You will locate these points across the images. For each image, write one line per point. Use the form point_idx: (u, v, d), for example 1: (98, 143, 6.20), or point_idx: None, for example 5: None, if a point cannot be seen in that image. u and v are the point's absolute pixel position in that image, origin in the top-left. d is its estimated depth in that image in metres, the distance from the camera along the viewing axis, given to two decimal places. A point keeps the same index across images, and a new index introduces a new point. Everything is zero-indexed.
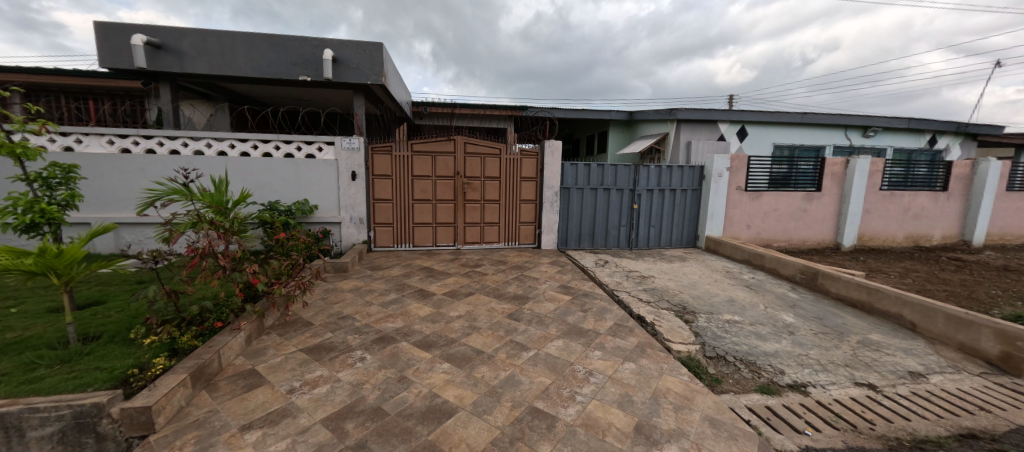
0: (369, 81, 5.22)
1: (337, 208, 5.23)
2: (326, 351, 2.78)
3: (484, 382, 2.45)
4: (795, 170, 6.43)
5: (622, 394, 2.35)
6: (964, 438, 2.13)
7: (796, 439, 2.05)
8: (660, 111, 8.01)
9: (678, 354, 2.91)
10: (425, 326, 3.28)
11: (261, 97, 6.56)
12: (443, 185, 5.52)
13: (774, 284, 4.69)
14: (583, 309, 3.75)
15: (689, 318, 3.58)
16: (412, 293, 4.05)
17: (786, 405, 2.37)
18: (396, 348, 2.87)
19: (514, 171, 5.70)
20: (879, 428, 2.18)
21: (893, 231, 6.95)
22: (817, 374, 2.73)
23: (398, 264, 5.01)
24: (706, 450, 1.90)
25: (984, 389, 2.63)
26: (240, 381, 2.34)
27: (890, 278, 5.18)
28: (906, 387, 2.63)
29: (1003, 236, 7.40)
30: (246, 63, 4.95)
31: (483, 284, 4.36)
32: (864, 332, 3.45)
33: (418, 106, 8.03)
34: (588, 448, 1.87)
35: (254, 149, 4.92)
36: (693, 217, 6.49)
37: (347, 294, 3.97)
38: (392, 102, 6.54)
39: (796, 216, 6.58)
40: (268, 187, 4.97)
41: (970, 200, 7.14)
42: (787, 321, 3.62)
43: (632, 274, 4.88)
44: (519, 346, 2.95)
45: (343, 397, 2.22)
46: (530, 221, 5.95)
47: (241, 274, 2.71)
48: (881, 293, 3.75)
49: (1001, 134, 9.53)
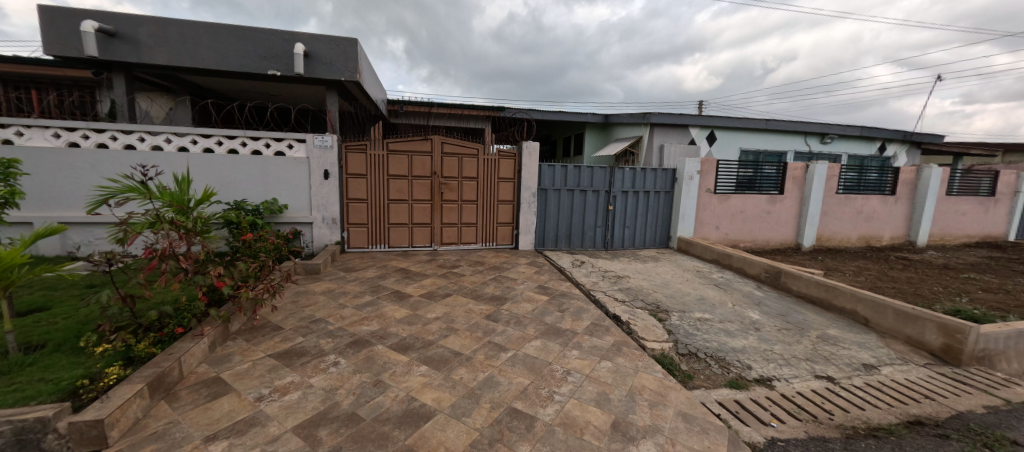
0: (342, 78, 5.07)
1: (309, 208, 5.05)
2: (298, 357, 2.68)
3: (463, 384, 2.43)
4: (760, 174, 6.73)
5: (600, 393, 2.39)
6: (913, 424, 2.30)
7: (762, 431, 2.16)
8: (634, 115, 8.22)
9: (653, 352, 3.00)
10: (402, 328, 3.23)
11: (226, 90, 6.23)
12: (420, 185, 5.43)
13: (741, 283, 4.89)
14: (560, 309, 3.78)
15: (663, 316, 3.69)
16: (387, 295, 3.97)
17: (754, 398, 2.49)
18: (371, 351, 2.81)
19: (491, 171, 5.68)
20: (837, 418, 2.32)
21: (847, 232, 7.41)
22: (782, 368, 2.88)
23: (373, 265, 4.91)
24: (679, 445, 1.96)
25: (929, 379, 2.85)
26: (203, 390, 2.23)
27: (846, 276, 5.53)
28: (860, 378, 2.82)
29: (943, 236, 8.03)
30: (210, 55, 4.71)
31: (461, 285, 4.33)
32: (824, 327, 3.66)
33: (394, 104, 7.76)
34: (566, 447, 1.89)
35: (218, 145, 4.67)
36: (666, 218, 6.68)
37: (320, 297, 3.85)
38: (367, 100, 6.35)
39: (761, 218, 6.89)
40: (233, 185, 4.72)
41: (916, 203, 7.69)
42: (753, 318, 3.78)
43: (608, 274, 4.98)
44: (498, 347, 2.95)
45: (316, 404, 2.15)
46: (507, 221, 5.96)
47: (205, 277, 2.59)
48: (838, 291, 3.98)
49: (941, 142, 10.36)
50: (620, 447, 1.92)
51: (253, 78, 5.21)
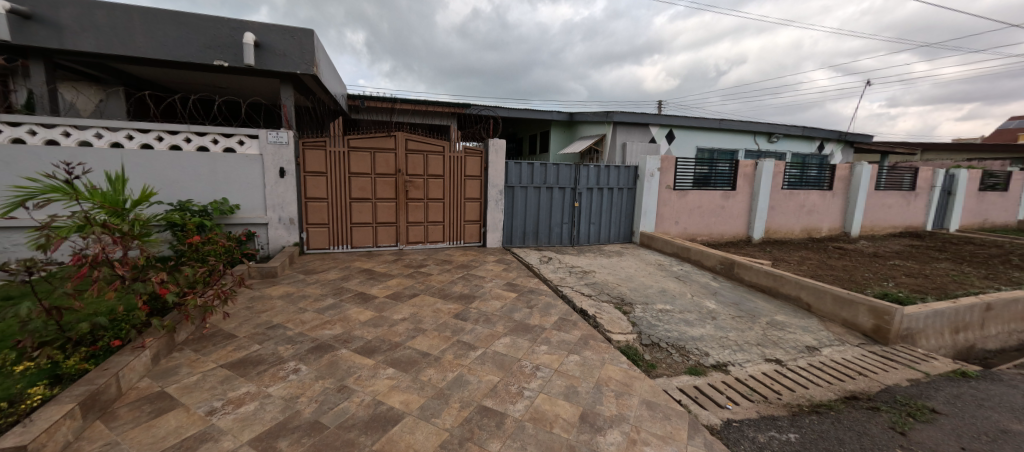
0: (298, 70, 4.82)
1: (263, 208, 4.77)
2: (253, 365, 2.53)
3: (432, 385, 2.39)
4: (714, 171, 7.11)
5: (568, 386, 2.43)
6: (849, 399, 2.52)
7: (719, 413, 2.28)
8: (598, 113, 8.42)
9: (618, 343, 3.08)
10: (367, 330, 3.13)
11: (167, 81, 5.75)
12: (383, 183, 5.28)
13: (699, 274, 5.14)
14: (528, 305, 3.81)
15: (627, 309, 3.81)
16: (351, 297, 3.83)
17: (711, 383, 2.62)
18: (335, 356, 2.70)
19: (458, 169, 5.62)
20: (785, 397, 2.50)
21: (792, 225, 7.99)
22: (736, 354, 3.05)
23: (335, 266, 4.72)
24: (644, 432, 2.02)
25: (862, 357, 3.14)
26: (146, 407, 2.04)
27: (791, 265, 5.96)
28: (805, 359, 3.05)
29: (873, 227, 8.85)
30: (147, 43, 4.34)
31: (428, 284, 4.26)
32: (772, 313, 3.92)
33: (355, 99, 7.46)
34: (536, 441, 1.91)
35: (158, 141, 4.30)
36: (629, 213, 6.91)
37: (277, 301, 3.65)
38: (325, 94, 6.08)
39: (716, 213, 7.28)
40: (176, 185, 4.36)
41: (850, 198, 8.42)
42: (709, 307, 3.99)
43: (574, 269, 5.08)
44: (466, 345, 2.93)
45: (274, 414, 2.03)
46: (475, 219, 5.93)
47: (146, 284, 2.37)
48: (784, 279, 4.27)
49: (871, 142, 11.41)
50: (587, 437, 1.96)
51: (197, 69, 4.84)
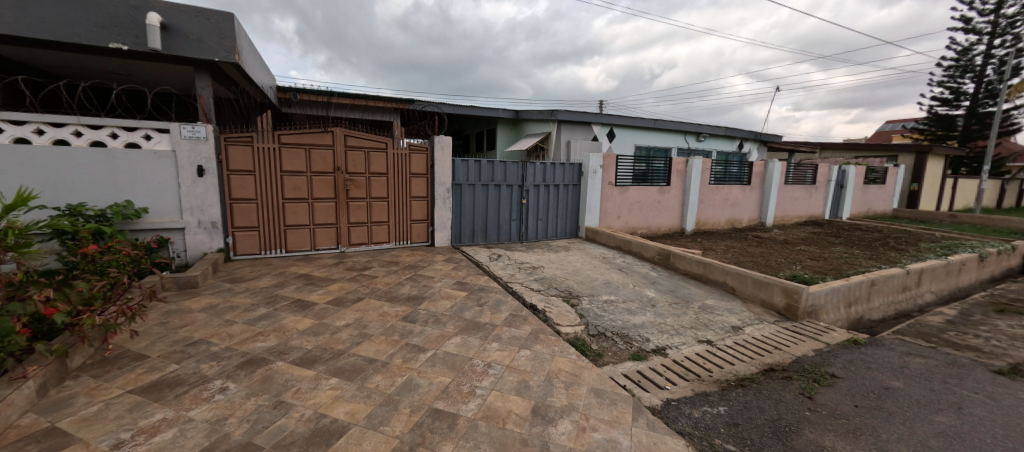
0: (216, 58, 4.36)
1: (178, 211, 4.28)
2: (170, 388, 2.24)
3: (379, 391, 2.28)
4: (651, 168, 7.60)
5: (520, 381, 2.45)
6: (768, 371, 2.82)
7: (659, 395, 2.43)
8: (542, 112, 8.60)
9: (566, 336, 3.17)
10: (306, 340, 2.92)
11: (48, 66, 4.92)
12: (321, 182, 4.97)
13: (639, 265, 5.46)
14: (479, 303, 3.80)
15: (575, 301, 3.94)
16: (287, 305, 3.55)
17: (652, 367, 2.79)
18: (269, 370, 2.48)
19: (402, 166, 5.45)
20: (715, 375, 2.73)
21: (718, 217, 8.77)
22: (673, 338, 3.28)
23: (268, 273, 4.35)
24: (593, 419, 2.10)
25: (777, 333, 3.52)
26: (27, 448, 1.71)
27: (718, 253, 6.54)
28: (731, 338, 3.35)
29: (784, 218, 10.01)
30: (18, 20, 3.68)
31: (373, 287, 4.07)
32: (703, 298, 4.27)
33: (285, 93, 6.92)
34: (489, 439, 1.89)
35: (37, 134, 3.65)
36: (574, 209, 7.15)
37: (199, 315, 3.27)
38: (250, 85, 5.58)
39: (653, 207, 7.78)
40: (64, 186, 3.73)
41: (765, 191, 9.43)
42: (649, 296, 4.26)
43: (524, 265, 5.15)
44: (416, 348, 2.84)
45: (198, 440, 1.80)
46: (423, 218, 5.79)
47: (27, 303, 2.01)
48: (713, 267, 4.67)
49: (781, 142, 12.90)
50: (539, 430, 1.98)
51: (87, 52, 4.20)
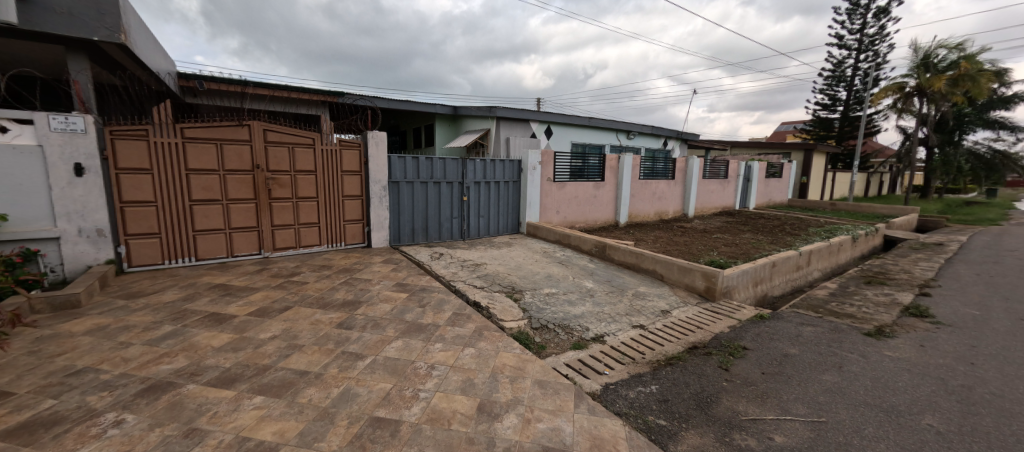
0: (95, 37, 3.74)
1: (50, 218, 3.60)
2: (44, 428, 1.86)
3: (313, 406, 2.11)
4: (586, 164, 7.98)
5: (465, 380, 2.43)
6: (693, 349, 3.11)
7: (599, 380, 2.56)
8: (481, 108, 8.60)
9: (510, 331, 3.21)
10: (224, 357, 2.62)
11: None
12: (237, 182, 4.51)
13: (578, 258, 5.71)
14: (421, 304, 3.70)
15: (518, 296, 4.01)
16: (200, 320, 3.16)
17: (592, 354, 2.93)
18: (178, 395, 2.18)
19: (333, 163, 5.12)
20: (648, 356, 2.94)
21: (647, 210, 9.47)
22: (609, 325, 3.47)
23: (175, 285, 3.84)
24: (538, 410, 2.14)
25: (699, 313, 3.89)
26: None
27: (649, 243, 7.07)
28: (660, 322, 3.63)
29: (704, 209, 11.12)
30: None
31: (303, 294, 3.78)
32: (636, 286, 4.58)
33: (190, 79, 6.21)
34: (434, 441, 1.84)
35: None
36: (516, 205, 7.26)
37: (81, 340, 2.77)
38: (142, 71, 4.86)
39: (590, 201, 8.16)
40: None
41: (687, 185, 10.36)
42: (587, 286, 4.48)
43: (467, 263, 5.12)
44: (353, 356, 2.68)
45: None
46: (357, 218, 5.50)
47: None
48: (644, 257, 5.03)
49: (699, 140, 14.29)
50: (485, 427, 1.97)
51: None
